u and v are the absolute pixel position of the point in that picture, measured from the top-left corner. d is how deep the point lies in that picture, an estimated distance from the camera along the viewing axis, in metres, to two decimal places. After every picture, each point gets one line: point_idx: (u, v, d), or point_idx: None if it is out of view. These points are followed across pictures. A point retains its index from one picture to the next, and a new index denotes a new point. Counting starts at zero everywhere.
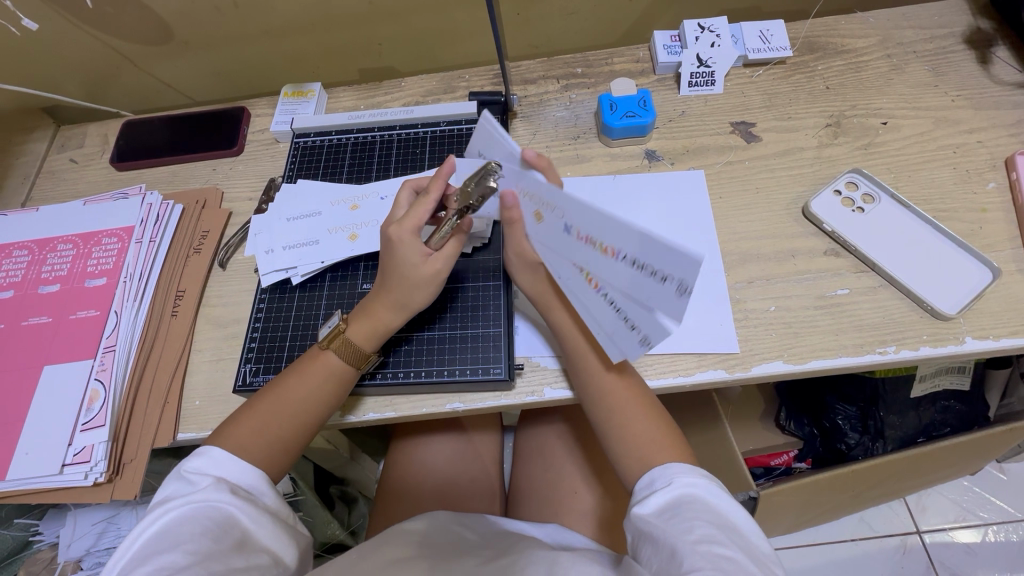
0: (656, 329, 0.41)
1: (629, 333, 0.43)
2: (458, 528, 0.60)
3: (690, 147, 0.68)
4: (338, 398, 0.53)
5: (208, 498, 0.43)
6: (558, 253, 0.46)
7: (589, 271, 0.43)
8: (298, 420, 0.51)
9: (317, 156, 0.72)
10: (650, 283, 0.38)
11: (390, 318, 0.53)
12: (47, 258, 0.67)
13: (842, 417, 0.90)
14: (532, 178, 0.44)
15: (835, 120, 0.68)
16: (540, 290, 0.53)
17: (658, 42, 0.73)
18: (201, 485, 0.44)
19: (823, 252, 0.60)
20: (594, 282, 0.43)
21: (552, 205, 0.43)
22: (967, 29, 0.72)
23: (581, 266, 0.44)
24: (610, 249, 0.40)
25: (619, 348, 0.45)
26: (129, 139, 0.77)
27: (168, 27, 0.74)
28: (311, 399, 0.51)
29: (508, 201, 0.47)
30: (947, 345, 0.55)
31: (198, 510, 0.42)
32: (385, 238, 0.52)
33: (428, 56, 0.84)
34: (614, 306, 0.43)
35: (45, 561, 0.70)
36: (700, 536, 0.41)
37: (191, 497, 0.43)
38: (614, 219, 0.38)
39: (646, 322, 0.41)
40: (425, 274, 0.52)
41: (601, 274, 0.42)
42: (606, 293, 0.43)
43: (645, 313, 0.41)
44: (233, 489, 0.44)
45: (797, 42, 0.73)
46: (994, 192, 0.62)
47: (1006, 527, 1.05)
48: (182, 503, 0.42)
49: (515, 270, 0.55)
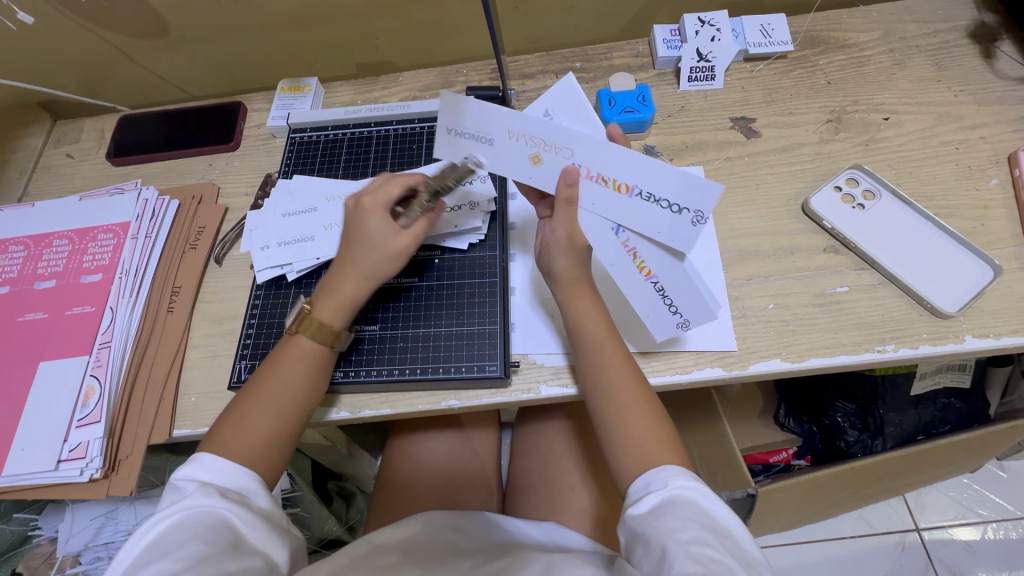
0: (699, 308, 0.52)
1: (667, 313, 0.53)
2: (452, 531, 0.59)
3: (689, 143, 0.68)
4: (317, 382, 0.53)
5: (196, 504, 0.42)
6: (603, 239, 0.53)
7: (643, 260, 0.52)
8: (282, 411, 0.50)
9: (314, 151, 0.71)
10: (666, 215, 0.49)
11: (355, 291, 0.54)
12: (44, 254, 0.67)
13: (841, 415, 0.90)
14: (538, 121, 0.47)
15: (836, 116, 0.67)
16: (575, 277, 0.52)
17: (657, 37, 0.72)
18: (188, 491, 0.44)
19: (823, 249, 0.60)
20: (646, 270, 0.52)
21: (563, 147, 0.48)
22: (972, 24, 0.71)
23: (635, 252, 0.52)
24: (626, 185, 0.49)
25: (652, 328, 0.54)
26: (125, 134, 0.77)
27: (164, 21, 0.74)
28: (290, 387, 0.51)
29: (569, 177, 0.48)
30: (948, 343, 0.54)
31: (185, 516, 0.42)
32: (356, 207, 0.54)
33: (426, 51, 0.83)
34: (661, 291, 0.53)
35: (45, 554, 0.70)
36: (691, 538, 0.40)
37: (179, 505, 0.42)
38: (634, 157, 0.47)
39: (691, 305, 0.52)
40: (396, 247, 0.53)
41: (654, 260, 0.52)
42: (656, 280, 0.53)
43: (692, 295, 0.51)
44: (223, 493, 0.44)
45: (799, 36, 0.73)
46: (997, 189, 0.61)
47: (1006, 524, 1.05)
48: (171, 511, 0.42)
49: (551, 253, 0.52)
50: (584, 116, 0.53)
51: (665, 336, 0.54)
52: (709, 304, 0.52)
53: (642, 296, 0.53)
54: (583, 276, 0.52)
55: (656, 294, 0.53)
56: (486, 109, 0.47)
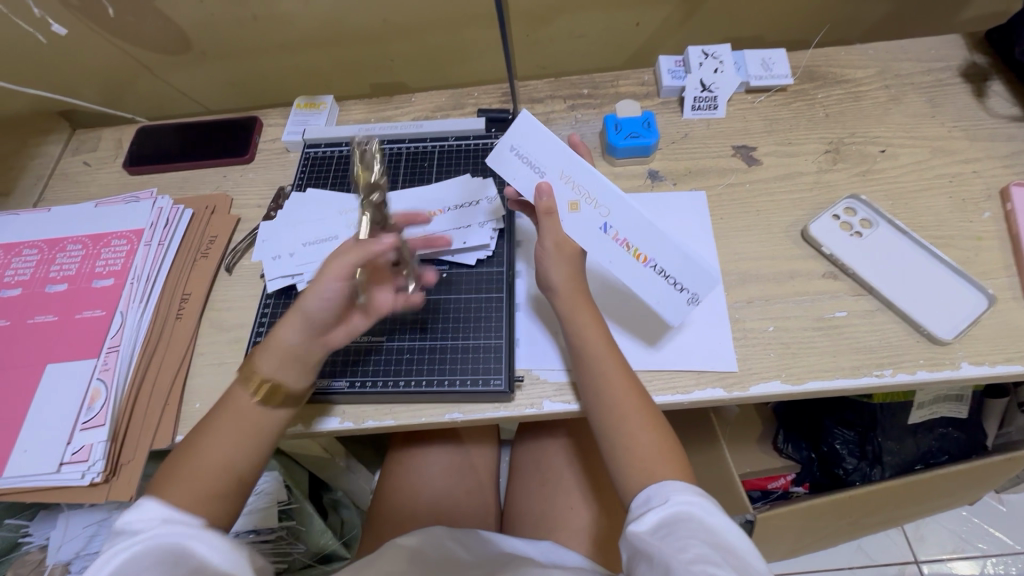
0: (700, 279, 0.53)
1: (676, 293, 0.54)
2: (449, 547, 0.59)
3: (692, 169, 0.70)
4: (258, 417, 0.49)
5: (159, 534, 0.41)
6: (592, 240, 0.55)
7: (637, 248, 0.54)
8: (252, 424, 0.48)
9: (327, 167, 0.73)
10: (522, 178, 0.56)
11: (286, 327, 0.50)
12: (57, 258, 0.68)
13: (840, 442, 0.90)
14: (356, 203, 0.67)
15: (834, 147, 0.70)
16: (569, 289, 0.54)
17: (662, 67, 0.75)
18: (147, 527, 0.42)
19: (821, 274, 0.61)
20: (642, 256, 0.54)
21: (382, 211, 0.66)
22: (963, 64, 0.74)
23: (629, 243, 0.54)
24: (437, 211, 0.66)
25: (667, 313, 0.55)
26: (144, 144, 0.79)
27: (187, 38, 0.77)
28: (233, 420, 0.48)
29: (546, 190, 0.54)
30: (944, 369, 0.55)
31: (148, 547, 0.40)
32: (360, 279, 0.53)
33: (439, 75, 0.86)
34: (662, 274, 0.54)
35: (35, 562, 0.69)
36: (694, 556, 0.40)
37: (140, 537, 0.40)
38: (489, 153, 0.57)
39: (692, 278, 0.53)
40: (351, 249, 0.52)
41: (649, 245, 0.54)
42: (654, 263, 0.54)
43: (691, 268, 0.53)
44: (188, 523, 0.42)
45: (799, 71, 0.76)
46: (990, 222, 0.63)
47: (1005, 559, 1.04)
48: (131, 544, 0.40)
49: (545, 266, 0.55)
50: (538, 128, 0.55)
51: (683, 319, 0.55)
52: (709, 269, 0.52)
53: (644, 286, 0.55)
54: (580, 289, 0.54)
55: (657, 277, 0.54)
56: (328, 219, 0.65)
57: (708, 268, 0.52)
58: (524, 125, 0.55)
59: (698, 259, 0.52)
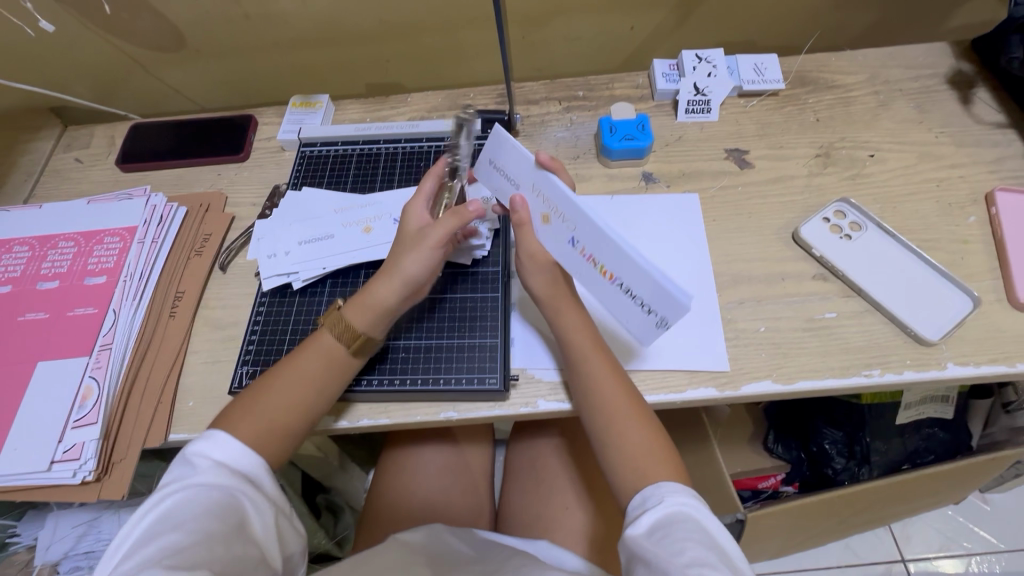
0: (670, 305, 0.47)
1: (645, 314, 0.50)
2: (445, 546, 0.59)
3: (685, 171, 0.70)
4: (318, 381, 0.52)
5: (208, 482, 0.44)
6: (564, 253, 0.53)
7: (603, 265, 0.50)
8: (274, 421, 0.49)
9: (322, 166, 0.73)
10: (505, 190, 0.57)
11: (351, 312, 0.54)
12: (48, 255, 0.67)
13: (828, 442, 0.92)
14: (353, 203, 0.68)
15: (824, 151, 0.71)
16: (551, 293, 0.55)
17: (657, 70, 0.76)
18: (200, 467, 0.45)
19: (812, 276, 0.62)
20: (608, 274, 0.50)
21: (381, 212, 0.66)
22: (950, 71, 0.75)
23: (594, 260, 0.51)
24: None
25: (643, 333, 0.52)
26: (137, 141, 0.78)
27: (182, 36, 0.76)
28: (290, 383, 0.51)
29: (518, 205, 0.53)
30: (930, 370, 0.56)
31: (196, 493, 0.43)
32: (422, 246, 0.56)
33: (435, 76, 0.86)
34: (629, 292, 0.50)
35: (22, 563, 0.68)
36: (690, 560, 0.41)
37: (191, 481, 0.44)
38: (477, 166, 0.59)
39: (660, 300, 0.47)
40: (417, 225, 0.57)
41: (614, 264, 0.49)
42: (620, 281, 0.50)
43: (659, 293, 0.47)
44: (238, 473, 0.46)
45: (790, 76, 0.77)
46: (975, 226, 0.64)
47: (989, 557, 1.05)
48: (182, 487, 0.43)
49: (526, 274, 0.56)
50: (508, 144, 0.53)
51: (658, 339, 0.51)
52: (678, 296, 0.46)
53: (618, 302, 0.52)
54: (564, 293, 0.55)
55: (626, 296, 0.50)
56: (326, 217, 0.66)
57: (677, 291, 0.46)
58: (496, 138, 0.54)
59: (659, 281, 0.46)
